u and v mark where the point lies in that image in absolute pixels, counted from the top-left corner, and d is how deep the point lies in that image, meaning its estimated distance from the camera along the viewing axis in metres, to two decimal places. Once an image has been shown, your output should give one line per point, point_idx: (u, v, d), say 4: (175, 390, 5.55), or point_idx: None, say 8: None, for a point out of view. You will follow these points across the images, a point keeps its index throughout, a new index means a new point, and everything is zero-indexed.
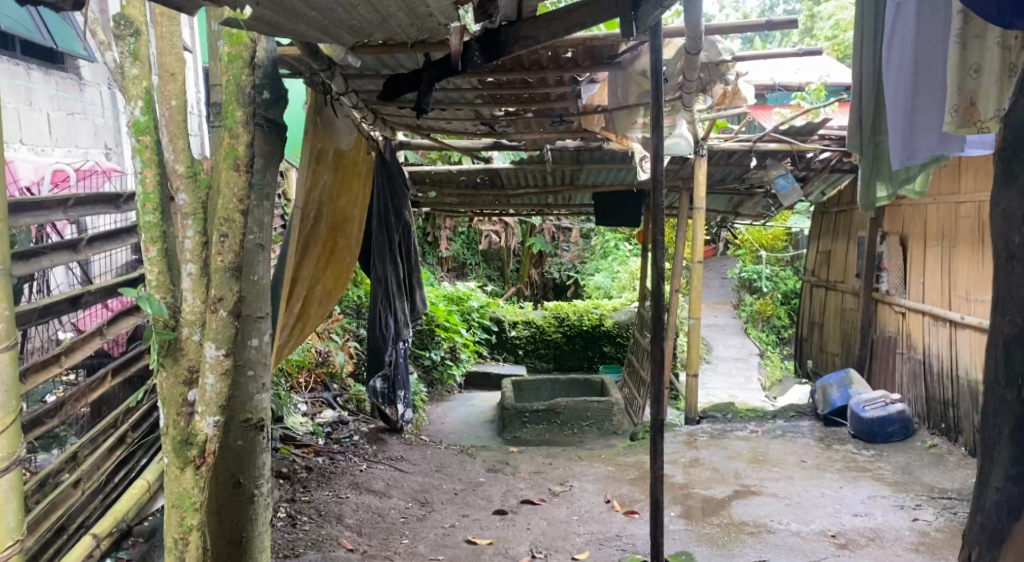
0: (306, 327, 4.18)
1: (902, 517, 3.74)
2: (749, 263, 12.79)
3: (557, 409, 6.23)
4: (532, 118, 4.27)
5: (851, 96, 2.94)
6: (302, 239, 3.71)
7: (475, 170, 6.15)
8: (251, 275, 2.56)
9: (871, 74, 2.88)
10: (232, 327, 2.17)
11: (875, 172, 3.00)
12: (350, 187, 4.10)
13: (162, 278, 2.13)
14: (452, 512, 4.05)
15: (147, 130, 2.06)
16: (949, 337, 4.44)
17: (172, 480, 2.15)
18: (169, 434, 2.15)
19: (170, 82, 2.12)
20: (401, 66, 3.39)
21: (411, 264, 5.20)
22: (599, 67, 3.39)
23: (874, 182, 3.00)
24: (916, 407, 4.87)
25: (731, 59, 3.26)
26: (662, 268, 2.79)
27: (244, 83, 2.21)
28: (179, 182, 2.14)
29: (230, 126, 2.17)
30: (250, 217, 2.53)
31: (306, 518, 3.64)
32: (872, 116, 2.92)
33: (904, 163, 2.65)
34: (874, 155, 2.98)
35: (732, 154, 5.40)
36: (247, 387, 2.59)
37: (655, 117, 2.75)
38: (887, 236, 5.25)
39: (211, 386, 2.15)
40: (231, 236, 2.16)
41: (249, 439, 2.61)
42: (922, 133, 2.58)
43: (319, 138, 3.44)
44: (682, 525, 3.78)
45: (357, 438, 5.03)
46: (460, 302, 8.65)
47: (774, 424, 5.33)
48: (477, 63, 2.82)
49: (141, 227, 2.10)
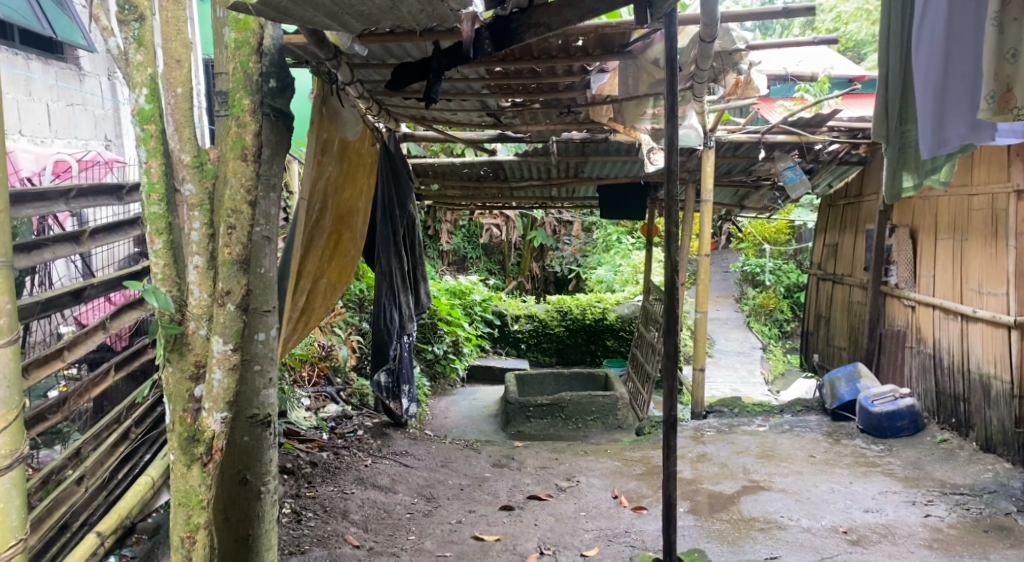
0: (311, 320, 4.13)
1: (914, 513, 3.70)
2: (752, 256, 12.74)
3: (562, 403, 6.20)
4: (540, 109, 4.21)
5: (878, 83, 2.90)
6: (308, 231, 3.64)
7: (479, 162, 6.09)
8: (258, 269, 2.50)
9: (900, 61, 2.83)
10: (240, 321, 2.12)
11: (901, 163, 2.96)
12: (355, 178, 4.04)
13: (168, 270, 2.09)
14: (459, 507, 4.01)
15: (152, 119, 2.02)
16: (961, 331, 4.40)
17: (178, 478, 2.10)
18: (175, 431, 2.10)
19: (175, 69, 2.05)
20: (408, 55, 3.33)
21: (416, 257, 5.15)
22: (610, 56, 3.33)
23: (900, 172, 2.96)
24: (926, 402, 4.83)
25: (745, 48, 3.20)
26: (676, 263, 2.73)
27: (252, 70, 2.16)
28: (184, 173, 2.09)
29: (238, 114, 2.14)
30: (256, 209, 2.47)
31: (312, 514, 3.60)
32: (898, 104, 2.88)
33: (933, 152, 2.58)
34: (901, 144, 2.94)
35: (739, 145, 5.33)
36: (253, 381, 2.52)
37: (671, 108, 2.69)
38: (896, 228, 5.20)
39: (218, 381, 2.10)
40: (238, 228, 2.12)
41: (257, 435, 2.56)
42: (953, 120, 2.52)
43: (325, 128, 3.37)
44: (691, 521, 3.73)
45: (361, 432, 4.98)
46: (462, 296, 8.60)
47: (781, 419, 5.29)
48: (488, 51, 2.76)
49: (147, 219, 2.06)
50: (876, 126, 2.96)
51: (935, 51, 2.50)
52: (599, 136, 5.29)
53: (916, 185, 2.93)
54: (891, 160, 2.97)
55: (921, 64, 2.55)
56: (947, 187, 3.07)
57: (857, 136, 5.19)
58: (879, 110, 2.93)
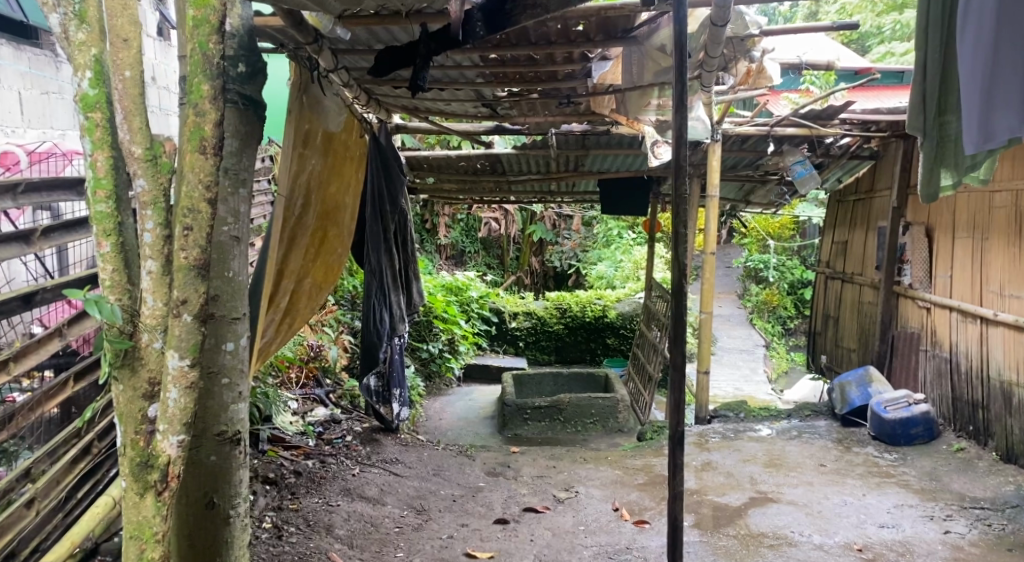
0: (296, 322, 3.91)
1: (933, 529, 3.48)
2: (755, 252, 12.51)
3: (560, 406, 6.00)
4: (538, 99, 3.97)
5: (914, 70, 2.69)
6: (289, 229, 3.42)
7: (476, 155, 5.86)
8: (226, 273, 2.29)
9: (940, 44, 2.60)
10: (198, 334, 1.89)
11: (939, 158, 2.76)
12: (341, 172, 3.80)
13: (118, 277, 1.88)
14: (451, 521, 3.79)
15: (97, 106, 1.80)
16: (980, 334, 4.18)
17: (131, 508, 1.88)
18: (127, 456, 1.89)
19: (122, 49, 1.81)
20: (395, 40, 3.09)
21: (409, 254, 4.91)
22: (612, 42, 3.10)
23: (938, 169, 2.76)
24: (941, 408, 4.61)
25: (758, 33, 2.97)
26: (684, 265, 2.50)
27: (212, 52, 1.92)
28: (135, 166, 1.85)
29: (195, 101, 1.90)
30: (223, 207, 2.25)
31: (294, 529, 3.38)
32: (938, 91, 2.67)
33: (979, 146, 2.33)
34: (940, 137, 2.75)
35: (747, 138, 5.08)
36: (221, 396, 2.32)
37: (677, 98, 2.47)
38: (911, 226, 4.97)
39: (173, 401, 1.88)
40: (197, 228, 1.89)
41: (225, 455, 2.35)
42: (1003, 111, 2.28)
43: (305, 118, 3.12)
44: (696, 537, 3.52)
45: (350, 438, 4.77)
46: (459, 292, 8.36)
47: (788, 425, 5.07)
48: (480, 34, 2.53)
49: (92, 218, 1.85)
50: (911, 117, 2.76)
51: (985, 31, 2.29)
52: (601, 128, 5.05)
53: (955, 183, 2.77)
54: (928, 156, 2.76)
55: (969, 47, 2.33)
56: (986, 185, 2.90)
57: (870, 128, 4.94)
58: (914, 100, 2.71)
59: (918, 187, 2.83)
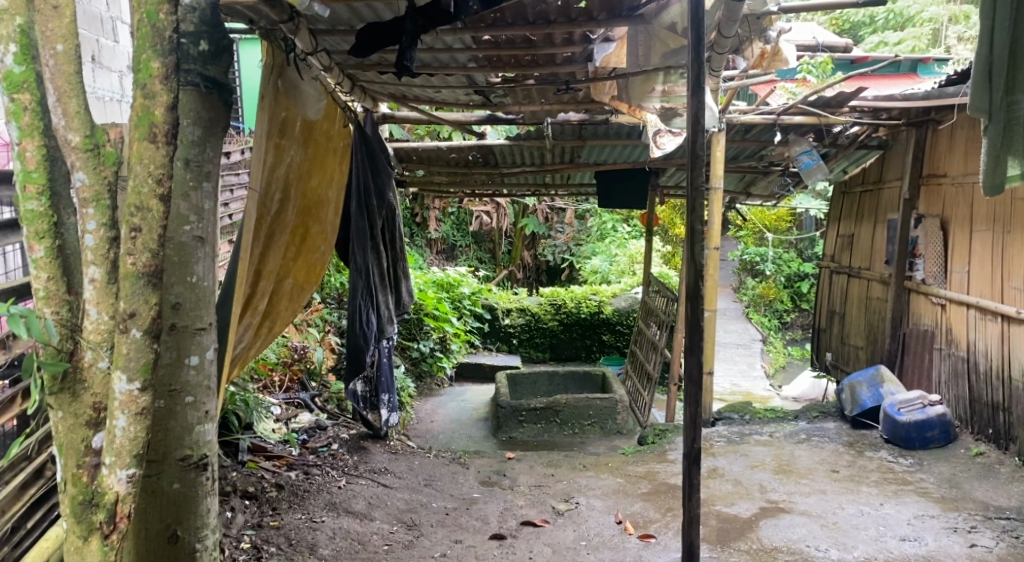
0: (275, 325, 3.66)
1: (958, 543, 3.25)
2: (751, 244, 12.32)
3: (557, 407, 5.78)
4: (534, 85, 3.72)
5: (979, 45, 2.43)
6: (267, 227, 3.16)
7: (467, 146, 5.58)
8: (188, 278, 2.04)
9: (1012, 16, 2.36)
10: (150, 352, 1.63)
11: (1008, 145, 2.52)
12: (322, 164, 3.54)
13: (54, 286, 1.62)
14: (443, 537, 3.53)
15: (22, 87, 1.54)
16: (1001, 333, 3.96)
17: (73, 554, 1.62)
18: (68, 493, 1.64)
19: (52, 18, 1.56)
20: (379, 19, 2.82)
21: (397, 251, 4.64)
22: (617, 21, 2.83)
23: (1006, 156, 2.52)
24: (957, 409, 4.40)
25: (776, 10, 2.72)
26: (701, 265, 2.26)
27: (163, 23, 1.65)
28: (73, 158, 1.58)
29: (143, 81, 1.63)
30: (177, 207, 1.98)
31: (274, 549, 3.11)
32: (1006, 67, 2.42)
33: None
34: (1007, 121, 2.50)
35: (752, 126, 4.83)
36: (184, 416, 2.06)
37: (692, 81, 2.22)
38: (923, 219, 4.74)
39: (121, 430, 1.61)
40: (146, 230, 1.62)
41: (189, 481, 2.08)
42: None
43: (281, 105, 2.85)
44: (705, 553, 3.29)
45: (336, 447, 4.50)
46: (450, 289, 8.09)
47: (795, 427, 4.86)
48: (473, 9, 2.31)
49: (22, 218, 1.58)
50: (974, 96, 2.50)
51: None
52: (599, 117, 4.78)
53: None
54: (994, 142, 2.53)
55: None
56: None
57: (881, 116, 4.69)
58: (978, 76, 2.46)
59: (980, 177, 2.61)
